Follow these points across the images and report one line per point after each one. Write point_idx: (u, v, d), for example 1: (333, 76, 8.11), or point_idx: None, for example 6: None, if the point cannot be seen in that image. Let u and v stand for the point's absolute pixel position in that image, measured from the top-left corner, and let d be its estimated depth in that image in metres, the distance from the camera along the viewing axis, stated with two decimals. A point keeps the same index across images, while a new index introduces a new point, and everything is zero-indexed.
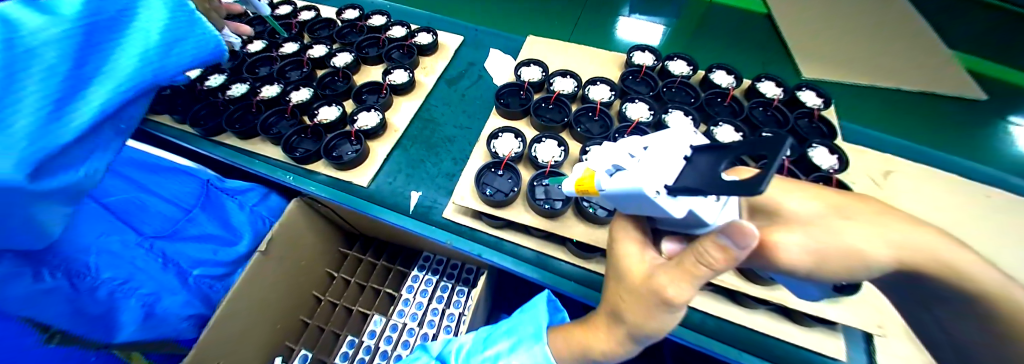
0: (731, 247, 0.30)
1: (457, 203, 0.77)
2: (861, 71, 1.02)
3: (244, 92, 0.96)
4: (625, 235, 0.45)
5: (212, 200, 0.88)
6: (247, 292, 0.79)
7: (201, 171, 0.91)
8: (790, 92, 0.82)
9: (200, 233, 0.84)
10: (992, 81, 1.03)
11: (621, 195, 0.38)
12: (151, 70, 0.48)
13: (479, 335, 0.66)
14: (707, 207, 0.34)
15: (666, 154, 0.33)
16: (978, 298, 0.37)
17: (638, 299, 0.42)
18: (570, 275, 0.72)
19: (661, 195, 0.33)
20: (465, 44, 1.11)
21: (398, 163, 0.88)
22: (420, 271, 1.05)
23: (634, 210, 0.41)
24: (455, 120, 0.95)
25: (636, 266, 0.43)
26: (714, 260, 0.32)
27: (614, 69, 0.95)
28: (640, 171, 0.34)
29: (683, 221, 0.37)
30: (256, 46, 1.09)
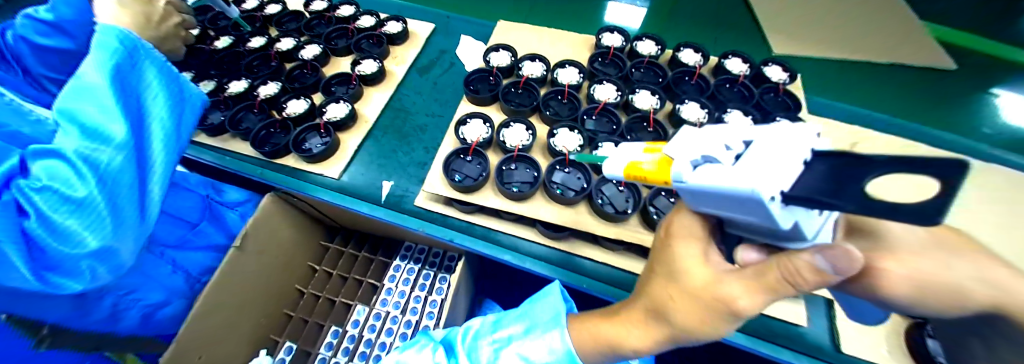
0: (827, 271, 0.29)
1: (428, 191, 0.75)
2: (818, 45, 1.10)
3: (212, 89, 0.92)
4: (684, 234, 0.42)
5: (218, 214, 0.89)
6: (224, 292, 0.77)
7: (200, 185, 0.88)
8: (755, 68, 0.87)
9: (208, 244, 0.87)
10: (953, 50, 1.12)
11: (705, 192, 0.31)
12: (175, 148, 0.59)
13: (489, 319, 0.67)
14: (806, 218, 0.29)
15: (783, 152, 0.26)
16: None
17: (697, 299, 0.40)
18: (588, 272, 0.69)
19: (776, 202, 0.25)
20: (437, 31, 1.09)
21: (370, 154, 0.86)
22: (401, 260, 1.03)
23: (710, 208, 0.35)
24: (427, 109, 0.93)
25: (697, 270, 0.40)
26: (806, 281, 0.30)
27: (584, 51, 0.95)
28: (754, 169, 0.26)
29: (767, 229, 0.32)
30: (222, 42, 1.04)
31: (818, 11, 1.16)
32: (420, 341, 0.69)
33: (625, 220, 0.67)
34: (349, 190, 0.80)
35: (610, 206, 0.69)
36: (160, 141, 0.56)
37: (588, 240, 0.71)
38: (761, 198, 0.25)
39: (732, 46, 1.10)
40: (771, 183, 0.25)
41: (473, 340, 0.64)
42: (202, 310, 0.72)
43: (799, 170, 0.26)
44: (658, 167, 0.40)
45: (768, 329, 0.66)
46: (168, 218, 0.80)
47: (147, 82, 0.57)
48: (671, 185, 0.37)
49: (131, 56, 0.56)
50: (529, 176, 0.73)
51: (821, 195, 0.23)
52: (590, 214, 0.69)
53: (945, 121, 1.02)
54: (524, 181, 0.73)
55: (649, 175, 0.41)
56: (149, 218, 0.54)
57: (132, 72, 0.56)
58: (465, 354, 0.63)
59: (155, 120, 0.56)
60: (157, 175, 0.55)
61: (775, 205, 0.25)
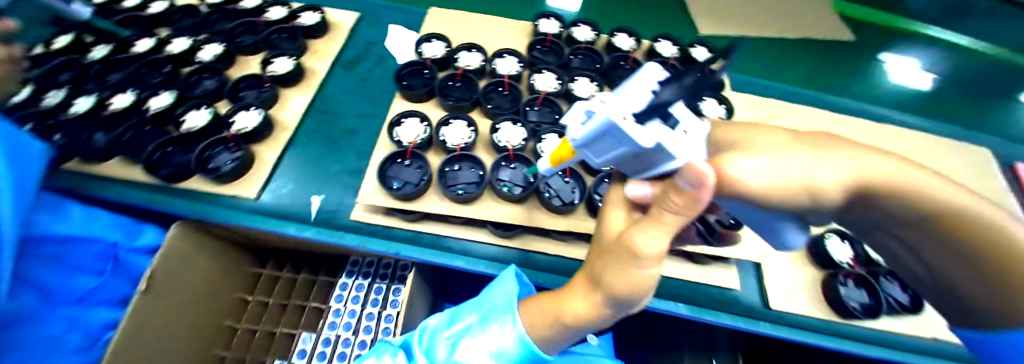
0: (687, 188, 0.31)
1: (364, 203, 0.68)
2: (742, 25, 1.17)
3: (87, 106, 0.76)
4: (615, 203, 0.45)
5: (126, 263, 0.72)
6: (122, 346, 0.62)
7: (109, 229, 0.70)
8: (683, 49, 0.90)
9: (113, 298, 0.70)
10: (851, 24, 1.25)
11: (591, 142, 0.37)
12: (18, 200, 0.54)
13: (446, 314, 0.64)
14: (671, 137, 0.33)
15: (635, 88, 0.34)
16: (860, 216, 0.39)
17: (612, 249, 0.39)
18: (544, 265, 0.69)
19: (627, 120, 0.31)
20: (362, 21, 0.99)
21: (295, 166, 0.76)
22: (349, 277, 0.93)
23: (605, 159, 0.40)
24: (357, 109, 0.85)
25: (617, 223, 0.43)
26: (678, 206, 0.33)
27: (522, 38, 0.92)
28: (610, 102, 0.33)
29: (650, 163, 0.37)
30: (97, 51, 0.88)
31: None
32: (378, 350, 0.61)
33: (572, 211, 0.66)
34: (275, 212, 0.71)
35: (557, 198, 0.67)
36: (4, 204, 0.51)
37: (540, 234, 0.69)
38: (614, 122, 0.31)
39: (666, 28, 1.14)
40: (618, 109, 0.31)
41: (431, 338, 0.61)
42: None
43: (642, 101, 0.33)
44: (562, 144, 0.49)
45: (709, 297, 0.70)
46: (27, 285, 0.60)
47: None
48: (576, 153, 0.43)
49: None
50: (474, 176, 0.69)
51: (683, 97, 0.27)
52: (538, 208, 0.67)
53: (849, 86, 1.13)
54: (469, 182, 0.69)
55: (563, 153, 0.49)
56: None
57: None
58: (421, 354, 0.60)
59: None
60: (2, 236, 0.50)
61: (628, 124, 0.31)
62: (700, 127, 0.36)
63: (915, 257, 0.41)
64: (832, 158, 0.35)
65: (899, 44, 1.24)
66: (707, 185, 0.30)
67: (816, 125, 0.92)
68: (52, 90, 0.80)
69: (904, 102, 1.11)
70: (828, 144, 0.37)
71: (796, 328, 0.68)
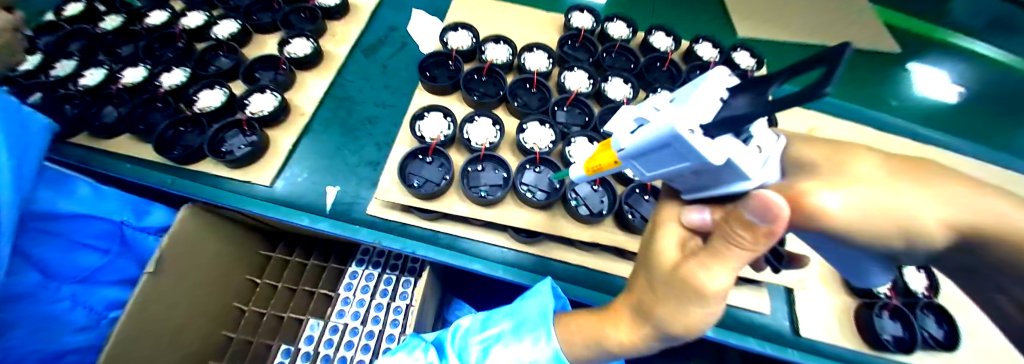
0: (756, 224, 0.28)
1: (382, 198, 0.65)
2: (786, 28, 1.09)
3: (100, 80, 0.76)
4: (667, 225, 0.41)
5: (131, 243, 0.72)
6: (134, 323, 0.62)
7: (118, 207, 0.70)
8: (724, 54, 0.84)
9: (119, 277, 0.70)
10: (901, 35, 1.17)
11: (644, 153, 0.32)
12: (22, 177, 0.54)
13: (478, 315, 0.62)
14: (745, 155, 0.27)
15: (703, 94, 0.28)
16: (959, 261, 0.34)
17: (668, 283, 0.37)
18: (564, 275, 0.66)
19: (696, 133, 0.26)
20: (383, 3, 0.94)
21: (311, 155, 0.74)
22: (359, 266, 0.91)
23: (656, 174, 0.36)
24: (376, 97, 0.82)
25: (669, 249, 0.39)
26: (747, 242, 0.29)
27: (552, 32, 0.87)
28: (672, 111, 0.28)
29: (715, 180, 0.32)
30: (111, 22, 0.86)
31: None
32: (410, 345, 0.60)
33: (599, 222, 0.63)
34: (288, 200, 0.69)
35: (584, 206, 0.65)
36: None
37: (563, 242, 0.66)
38: (678, 133, 0.26)
39: (702, 29, 1.08)
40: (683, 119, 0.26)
41: (462, 339, 0.60)
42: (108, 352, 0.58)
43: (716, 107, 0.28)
44: (601, 151, 0.44)
45: (736, 321, 0.68)
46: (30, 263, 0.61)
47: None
48: (622, 164, 0.38)
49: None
50: (498, 177, 0.66)
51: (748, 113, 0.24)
52: (564, 216, 0.64)
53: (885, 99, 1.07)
54: (492, 184, 0.66)
55: (603, 163, 0.44)
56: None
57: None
58: (455, 356, 0.59)
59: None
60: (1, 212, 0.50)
61: (694, 138, 0.26)
62: (773, 144, 0.30)
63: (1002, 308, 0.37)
64: (927, 195, 0.31)
65: (949, 59, 1.16)
66: (780, 218, 0.27)
67: (857, 143, 0.86)
68: (64, 61, 0.79)
69: (942, 123, 1.05)
70: (921, 176, 0.32)
71: (822, 357, 0.66)
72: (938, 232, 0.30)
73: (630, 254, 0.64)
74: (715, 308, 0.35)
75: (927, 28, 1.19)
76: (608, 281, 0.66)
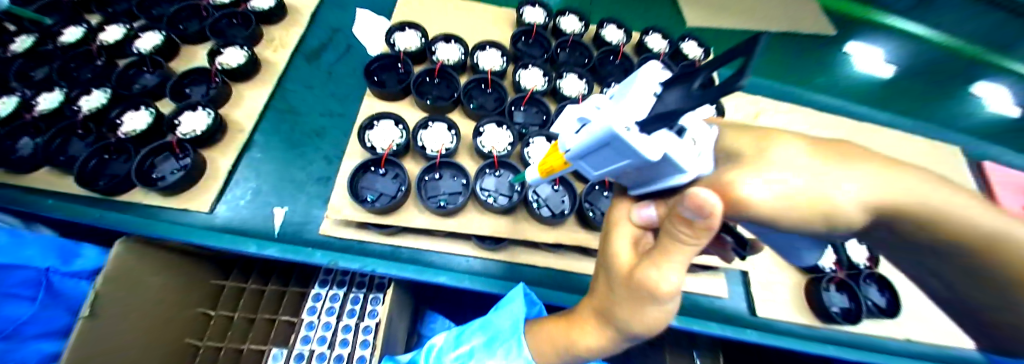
0: (694, 221, 0.27)
1: (334, 216, 0.61)
2: (735, 14, 1.11)
3: (13, 107, 0.67)
4: (620, 229, 0.40)
5: (60, 291, 0.65)
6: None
7: (40, 256, 0.65)
8: (674, 45, 0.86)
9: (45, 329, 0.62)
10: (842, 17, 1.22)
11: (588, 153, 0.30)
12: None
13: (451, 333, 0.61)
14: (682, 148, 0.26)
15: (637, 91, 0.26)
16: (889, 240, 0.35)
17: (627, 288, 0.37)
18: (534, 281, 0.65)
19: (633, 131, 0.24)
20: (323, 6, 0.89)
21: (253, 174, 0.68)
22: (322, 287, 0.86)
23: (603, 173, 0.33)
24: (323, 106, 0.77)
25: (624, 251, 0.39)
26: (688, 235, 0.29)
27: (504, 30, 0.85)
28: (608, 111, 0.26)
29: (656, 173, 0.31)
30: (20, 44, 0.76)
31: None
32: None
33: (561, 223, 0.62)
34: (233, 227, 0.63)
35: (546, 208, 0.64)
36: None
37: (529, 245, 0.65)
38: (615, 133, 0.24)
39: (652, 19, 1.09)
40: (618, 117, 0.24)
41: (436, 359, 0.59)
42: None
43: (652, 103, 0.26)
44: (552, 152, 0.40)
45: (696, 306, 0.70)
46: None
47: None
48: (569, 163, 0.35)
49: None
50: (457, 185, 0.64)
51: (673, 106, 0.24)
52: (527, 219, 0.63)
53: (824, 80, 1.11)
54: (452, 192, 0.64)
55: (554, 165, 0.40)
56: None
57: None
58: None
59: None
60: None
61: (632, 135, 0.24)
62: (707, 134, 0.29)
63: (929, 280, 0.39)
64: (859, 177, 0.31)
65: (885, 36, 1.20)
66: (714, 216, 0.26)
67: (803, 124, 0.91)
68: None
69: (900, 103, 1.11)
70: (850, 158, 0.33)
71: (778, 334, 0.69)
72: (869, 217, 0.31)
73: (593, 250, 0.64)
74: (668, 305, 0.35)
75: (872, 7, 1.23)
76: (577, 282, 0.66)
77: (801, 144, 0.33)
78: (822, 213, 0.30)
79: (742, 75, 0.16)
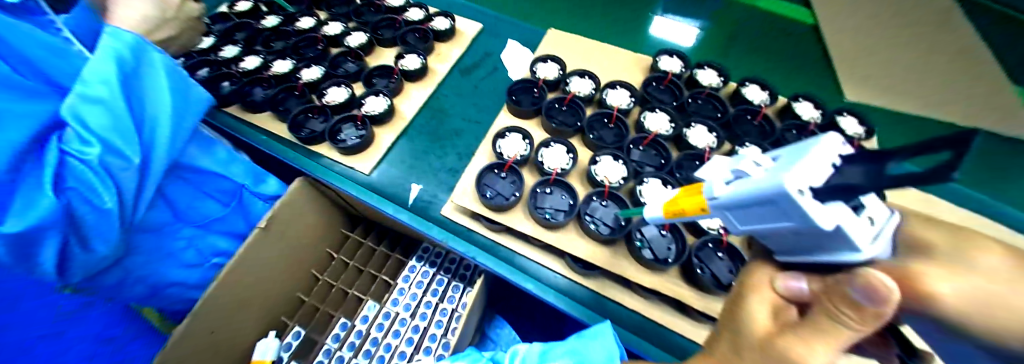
0: (864, 305, 0.26)
1: (457, 202, 0.72)
2: (909, 96, 0.97)
3: (256, 66, 0.95)
4: (757, 295, 0.37)
5: (245, 203, 0.88)
6: (254, 258, 0.75)
7: (246, 171, 0.86)
8: (827, 116, 0.78)
9: (228, 230, 0.87)
10: None
11: (739, 205, 0.31)
12: (175, 140, 0.66)
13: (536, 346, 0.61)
14: (858, 225, 0.25)
15: (811, 158, 0.27)
16: None
17: (760, 356, 0.34)
18: (621, 321, 0.64)
19: (806, 195, 0.25)
20: (483, 32, 1.07)
21: (402, 153, 0.84)
22: (417, 262, 0.97)
23: (751, 228, 0.33)
24: (466, 113, 0.91)
25: (762, 317, 0.36)
26: (852, 319, 0.27)
27: (637, 73, 0.90)
28: (778, 170, 0.27)
29: (817, 246, 0.29)
30: (270, 21, 1.08)
31: None
32: (467, 357, 0.62)
33: (663, 269, 0.62)
34: (379, 190, 0.79)
35: (649, 250, 0.64)
36: (163, 138, 0.63)
37: (621, 282, 0.65)
38: (787, 193, 0.25)
39: (800, 86, 1.02)
40: (794, 178, 0.25)
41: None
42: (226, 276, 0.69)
43: (829, 174, 0.26)
44: (687, 195, 0.40)
45: None
46: (168, 207, 0.74)
47: (159, 94, 0.65)
48: (708, 211, 0.36)
49: (139, 61, 0.62)
50: (564, 203, 0.70)
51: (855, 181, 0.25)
52: (626, 257, 0.64)
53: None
54: (558, 209, 0.69)
55: (686, 208, 0.40)
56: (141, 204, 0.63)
57: (137, 81, 0.61)
58: None
59: (161, 123, 0.64)
60: (157, 164, 0.63)
61: (804, 199, 0.25)
62: (885, 217, 0.27)
63: None
64: None
65: None
66: (890, 303, 0.25)
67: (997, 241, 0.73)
68: (230, 46, 1.02)
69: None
70: None
71: None
72: None
73: (692, 310, 0.61)
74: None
75: None
76: (669, 335, 0.62)
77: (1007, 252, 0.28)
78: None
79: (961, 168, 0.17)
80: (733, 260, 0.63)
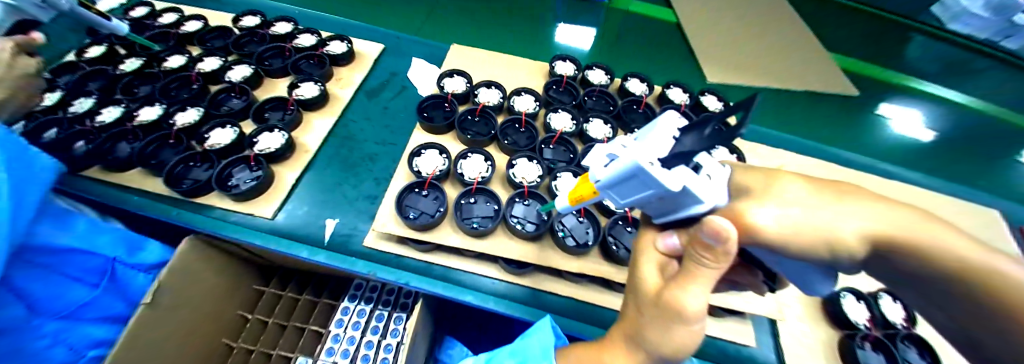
0: (714, 246, 0.31)
1: (378, 230, 0.69)
2: (755, 73, 1.18)
3: (118, 117, 0.80)
4: (647, 258, 0.42)
5: (120, 278, 0.71)
6: (142, 342, 0.61)
7: (115, 240, 0.71)
8: (694, 98, 0.92)
9: (103, 315, 0.70)
10: (860, 78, 1.29)
11: (616, 183, 0.35)
12: (21, 217, 0.54)
13: (482, 357, 0.61)
14: (700, 182, 0.31)
15: (658, 135, 0.32)
16: (896, 282, 0.37)
17: (654, 310, 0.39)
18: (559, 310, 0.67)
19: (655, 165, 0.29)
20: (386, 52, 1.05)
21: (310, 188, 0.78)
22: (350, 301, 0.89)
23: (630, 201, 0.37)
24: (377, 136, 0.88)
25: (651, 276, 0.41)
26: (709, 259, 0.33)
27: (539, 78, 0.96)
28: (634, 149, 0.31)
29: (677, 205, 0.34)
30: (130, 65, 0.93)
31: (744, 37, 1.29)
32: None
33: (585, 253, 0.66)
34: (290, 233, 0.72)
35: (571, 238, 0.68)
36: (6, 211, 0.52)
37: (553, 273, 0.68)
38: (641, 166, 0.29)
39: (675, 74, 1.19)
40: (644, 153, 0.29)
41: None
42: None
43: (671, 144, 0.31)
44: (582, 182, 0.44)
45: (723, 354, 0.67)
46: (16, 298, 0.58)
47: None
48: (598, 193, 0.40)
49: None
50: (489, 210, 0.71)
51: (689, 147, 0.29)
52: (552, 247, 0.67)
53: (857, 141, 1.15)
54: (482, 216, 0.70)
55: (583, 193, 0.44)
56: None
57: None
58: None
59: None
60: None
61: (654, 168, 0.29)
62: (722, 173, 0.34)
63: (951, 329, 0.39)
64: (864, 211, 0.33)
65: (912, 97, 1.26)
66: (731, 241, 0.30)
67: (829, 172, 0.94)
68: (81, 98, 0.84)
69: (941, 166, 1.13)
70: (847, 192, 0.35)
71: None
72: (873, 254, 0.33)
73: (615, 284, 0.66)
74: (697, 327, 0.37)
75: (885, 74, 1.30)
76: (600, 313, 0.67)
77: (809, 184, 0.36)
78: (825, 240, 0.32)
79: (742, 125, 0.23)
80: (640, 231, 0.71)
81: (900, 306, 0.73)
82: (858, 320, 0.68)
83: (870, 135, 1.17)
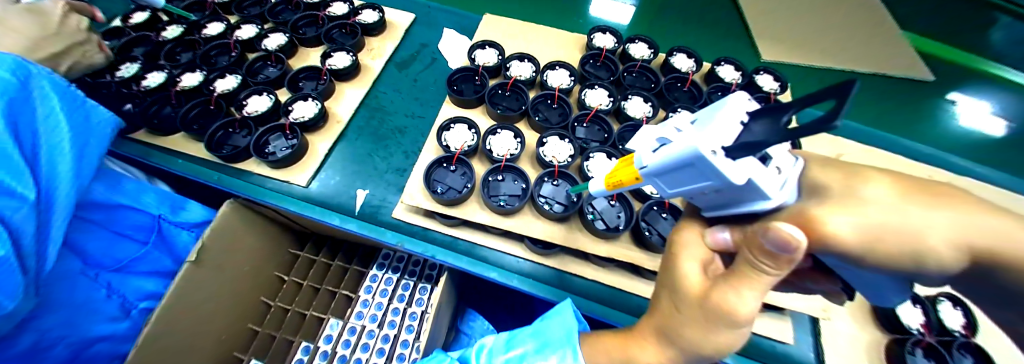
0: (779, 253, 0.28)
1: (407, 203, 0.69)
2: (814, 51, 1.07)
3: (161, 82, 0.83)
4: (688, 254, 0.40)
5: (167, 236, 0.75)
6: (190, 294, 0.66)
7: (164, 199, 0.75)
8: (746, 76, 0.85)
9: (153, 269, 0.75)
10: (937, 60, 1.14)
11: (667, 171, 0.32)
12: (81, 174, 0.59)
13: (502, 335, 0.60)
14: (766, 175, 0.28)
15: (724, 118, 0.28)
16: (983, 292, 0.33)
17: (697, 309, 0.37)
18: (585, 293, 0.66)
19: (718, 155, 0.26)
20: (417, 22, 1.02)
21: (343, 158, 0.79)
22: (379, 269, 0.93)
23: (679, 191, 0.34)
24: (406, 108, 0.87)
25: (693, 273, 0.38)
26: (770, 266, 0.30)
27: (575, 52, 0.91)
28: (693, 134, 0.28)
29: (736, 198, 0.31)
30: (172, 32, 0.96)
31: (805, 12, 1.16)
32: (434, 359, 0.59)
33: (615, 237, 0.64)
34: (323, 201, 0.74)
35: (601, 221, 0.66)
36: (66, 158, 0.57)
37: (580, 257, 0.67)
38: (701, 154, 0.26)
39: (723, 51, 1.10)
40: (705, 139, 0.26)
41: (486, 356, 0.57)
42: (160, 317, 0.61)
43: (739, 131, 0.28)
44: (623, 165, 0.41)
45: (758, 349, 0.65)
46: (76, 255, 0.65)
47: (54, 120, 0.58)
48: (642, 180, 0.37)
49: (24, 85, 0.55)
50: (517, 188, 0.69)
51: (760, 136, 0.26)
52: (580, 229, 0.66)
53: (925, 130, 1.04)
54: (510, 194, 0.69)
55: (624, 178, 0.42)
56: (50, 255, 0.54)
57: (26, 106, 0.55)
58: None
59: (60, 152, 0.57)
60: (60, 202, 0.55)
61: (717, 158, 0.26)
62: (788, 165, 0.31)
63: None
64: (956, 213, 0.29)
65: (995, 86, 1.12)
66: (800, 249, 0.27)
67: (887, 162, 0.86)
68: (128, 63, 0.87)
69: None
70: (934, 192, 0.31)
71: None
72: (960, 262, 0.29)
73: (645, 271, 0.64)
74: (744, 328, 0.35)
75: (968, 58, 1.15)
76: (626, 299, 0.66)
77: (889, 181, 0.32)
78: (907, 245, 0.29)
79: (836, 117, 0.19)
80: (675, 218, 0.68)
81: (960, 313, 0.68)
82: (910, 326, 0.63)
83: (943, 123, 1.05)
